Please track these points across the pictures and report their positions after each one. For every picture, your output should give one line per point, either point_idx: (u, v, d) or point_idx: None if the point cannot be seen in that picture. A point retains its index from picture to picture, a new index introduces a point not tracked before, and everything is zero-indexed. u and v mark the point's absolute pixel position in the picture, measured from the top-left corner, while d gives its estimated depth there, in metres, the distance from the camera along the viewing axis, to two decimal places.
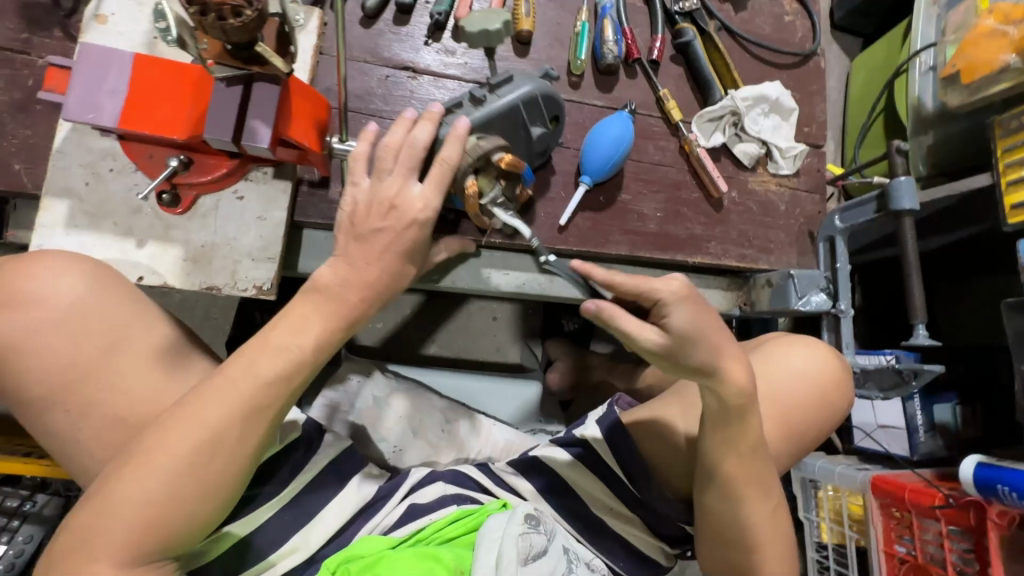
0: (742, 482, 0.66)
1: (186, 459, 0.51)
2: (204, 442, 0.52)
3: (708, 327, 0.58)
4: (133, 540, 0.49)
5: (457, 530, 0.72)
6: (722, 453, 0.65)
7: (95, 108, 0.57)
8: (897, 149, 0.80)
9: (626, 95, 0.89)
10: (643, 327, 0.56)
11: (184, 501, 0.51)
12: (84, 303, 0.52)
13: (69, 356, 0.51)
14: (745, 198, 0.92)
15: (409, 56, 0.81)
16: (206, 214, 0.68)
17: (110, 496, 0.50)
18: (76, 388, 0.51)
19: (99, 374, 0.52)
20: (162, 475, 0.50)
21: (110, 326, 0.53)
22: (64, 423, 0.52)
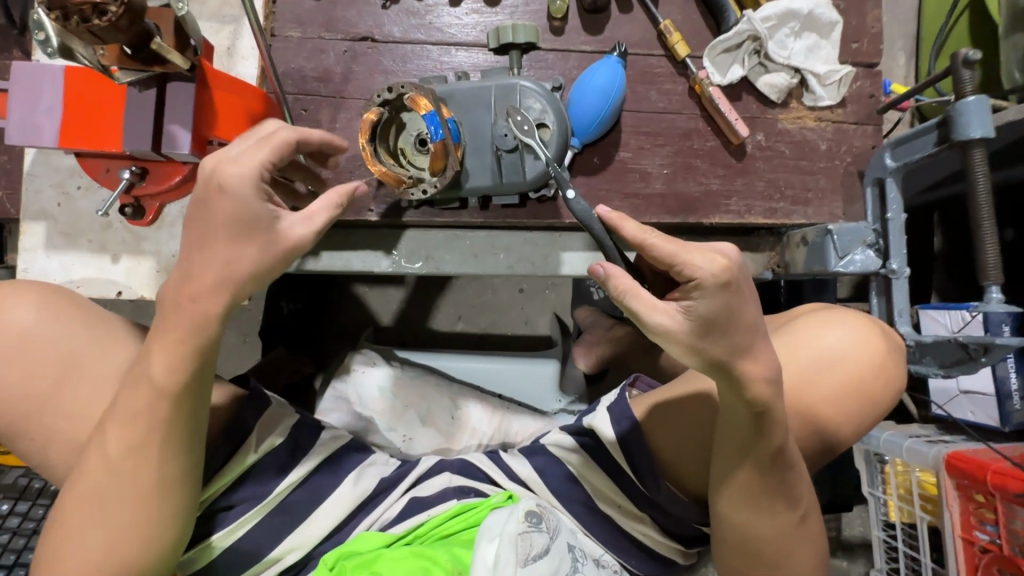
0: (758, 490, 0.58)
1: (118, 489, 0.50)
2: (131, 467, 0.50)
3: (742, 320, 0.48)
4: (95, 537, 0.50)
5: (456, 525, 0.69)
6: (733, 459, 0.58)
7: (35, 130, 0.56)
8: (965, 59, 0.66)
9: (621, 34, 0.76)
10: (657, 308, 0.47)
11: (131, 524, 0.51)
12: (34, 332, 0.54)
13: (23, 384, 0.53)
14: (774, 140, 0.77)
15: (367, 25, 0.73)
16: (172, 222, 0.68)
17: (60, 531, 0.50)
18: (36, 416, 0.53)
19: (59, 398, 0.54)
20: (101, 503, 0.50)
21: (62, 352, 0.54)
22: (36, 446, 0.54)
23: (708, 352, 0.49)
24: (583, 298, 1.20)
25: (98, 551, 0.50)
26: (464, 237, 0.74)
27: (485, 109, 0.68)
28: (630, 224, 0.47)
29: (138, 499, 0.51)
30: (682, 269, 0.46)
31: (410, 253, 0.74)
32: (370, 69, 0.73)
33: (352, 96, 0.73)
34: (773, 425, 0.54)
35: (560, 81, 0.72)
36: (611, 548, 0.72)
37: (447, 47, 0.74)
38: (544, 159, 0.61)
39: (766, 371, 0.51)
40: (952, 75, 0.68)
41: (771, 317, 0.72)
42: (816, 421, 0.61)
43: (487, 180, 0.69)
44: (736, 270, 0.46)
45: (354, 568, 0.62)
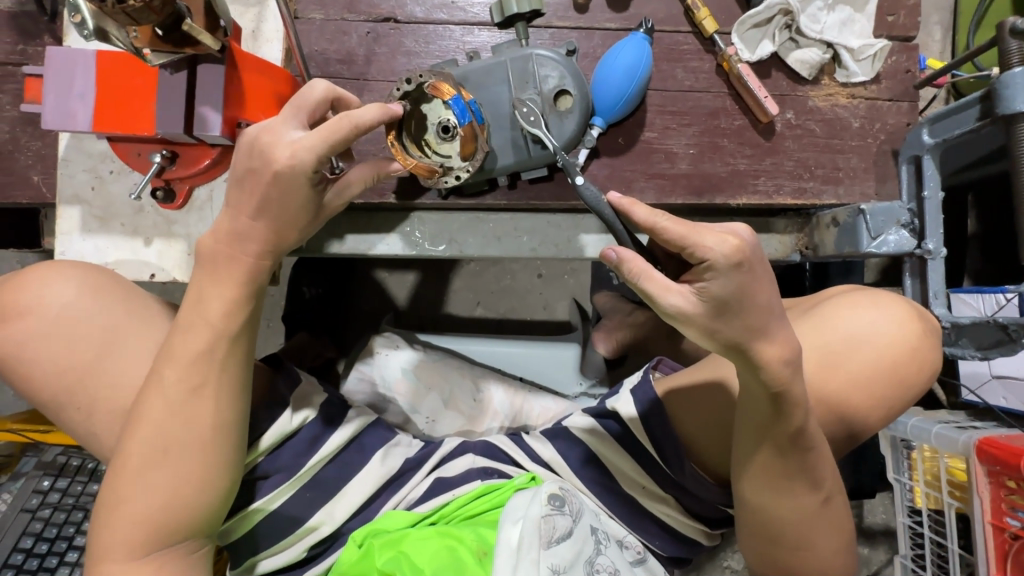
0: (783, 473, 0.58)
1: (172, 443, 0.52)
2: (174, 445, 0.52)
3: (756, 300, 0.47)
4: (151, 493, 0.52)
5: (481, 506, 0.70)
6: (756, 442, 0.58)
7: (70, 115, 0.57)
8: (1012, 28, 0.63)
9: (646, 11, 0.75)
10: (671, 289, 0.47)
11: (174, 501, 0.53)
12: (75, 308, 0.56)
13: (66, 356, 0.56)
14: (804, 118, 0.75)
15: (389, 5, 0.73)
16: (202, 206, 0.68)
17: (108, 507, 0.53)
18: (80, 387, 0.56)
19: (99, 374, 0.56)
20: (146, 480, 0.52)
21: (102, 327, 0.57)
22: (83, 418, 0.57)
23: (723, 333, 0.48)
24: (604, 282, 1.20)
25: (145, 526, 0.52)
26: (488, 219, 0.74)
27: (503, 85, 0.67)
28: (638, 207, 0.46)
29: (183, 476, 0.53)
30: (693, 251, 0.46)
31: (436, 233, 0.74)
32: (393, 50, 0.72)
33: (376, 78, 0.72)
34: (795, 407, 0.54)
35: (575, 47, 0.71)
36: (635, 529, 0.73)
37: (470, 27, 0.73)
38: (552, 148, 0.61)
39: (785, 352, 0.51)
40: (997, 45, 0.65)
41: (801, 300, 0.71)
42: (844, 404, 0.60)
43: (511, 157, 0.69)
44: (748, 250, 0.46)
45: (382, 546, 0.63)
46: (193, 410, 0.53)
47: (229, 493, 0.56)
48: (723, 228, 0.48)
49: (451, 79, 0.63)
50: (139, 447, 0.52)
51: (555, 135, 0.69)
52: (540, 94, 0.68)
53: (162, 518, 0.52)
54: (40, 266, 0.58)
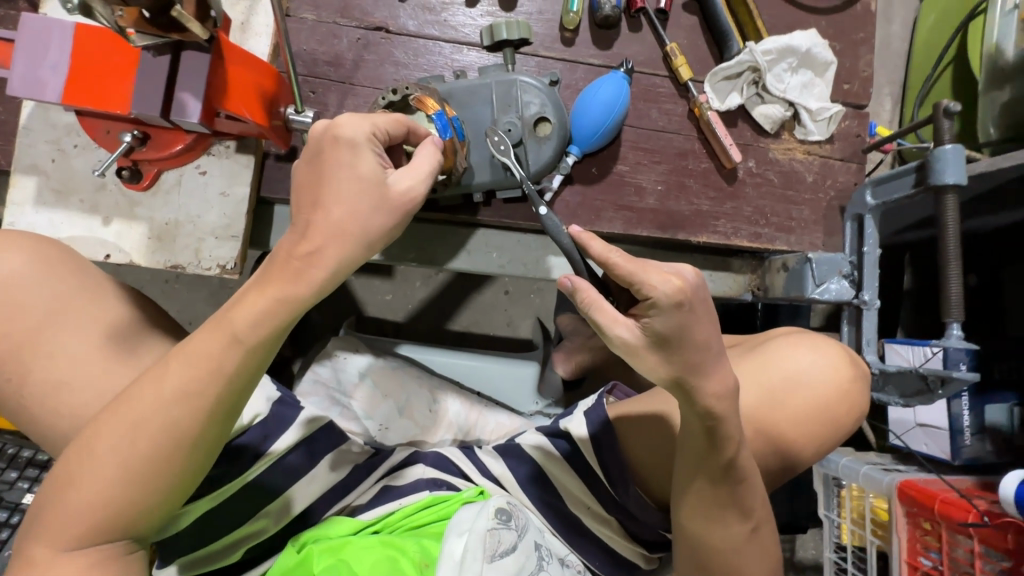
0: (716, 501, 0.60)
1: (143, 434, 0.51)
2: (149, 435, 0.51)
3: (696, 338, 0.50)
4: (106, 481, 0.50)
5: (428, 518, 0.73)
6: (688, 466, 0.60)
7: (39, 83, 0.55)
8: (944, 111, 0.69)
9: (629, 52, 0.79)
10: (619, 321, 0.49)
11: (130, 489, 0.51)
12: (17, 277, 0.55)
13: (3, 325, 0.54)
14: (764, 168, 0.81)
15: (382, 16, 0.74)
16: (169, 190, 0.67)
17: (66, 477, 0.51)
18: (14, 357, 0.54)
19: (32, 347, 0.54)
20: (111, 461, 0.50)
21: (44, 299, 0.55)
22: (9, 391, 0.55)
23: (660, 366, 0.51)
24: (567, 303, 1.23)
25: (93, 507, 0.51)
26: (460, 233, 0.77)
27: (485, 105, 0.70)
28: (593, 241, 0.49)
29: (145, 466, 0.51)
30: (640, 287, 0.48)
31: (405, 246, 0.76)
32: (382, 59, 0.74)
33: (362, 84, 0.73)
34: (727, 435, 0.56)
35: (557, 79, 0.74)
36: (578, 549, 0.74)
37: (459, 46, 0.75)
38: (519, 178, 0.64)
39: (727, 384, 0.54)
40: (931, 122, 0.72)
41: (750, 338, 0.75)
42: (781, 439, 0.64)
43: (488, 176, 0.70)
44: (689, 292, 0.48)
45: (322, 553, 0.65)
46: (150, 387, 0.51)
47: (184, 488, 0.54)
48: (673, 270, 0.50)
49: (437, 94, 0.65)
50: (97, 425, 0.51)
51: (533, 160, 0.71)
52: (520, 118, 0.70)
53: (113, 499, 0.51)
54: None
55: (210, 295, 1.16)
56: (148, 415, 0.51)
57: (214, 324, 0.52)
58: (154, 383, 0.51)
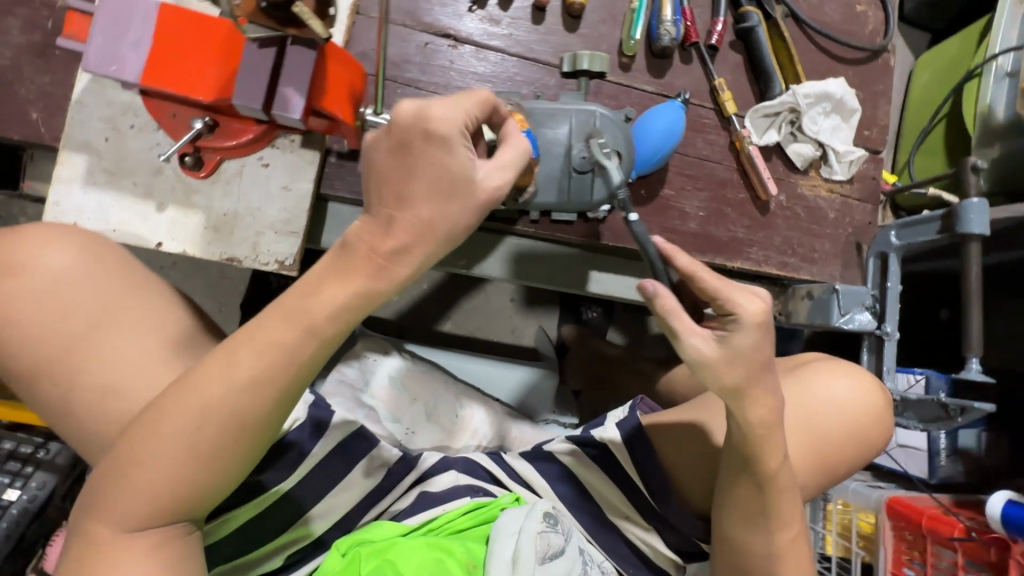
0: (760, 512, 0.64)
1: (208, 419, 0.48)
2: (213, 419, 0.48)
3: (764, 358, 0.54)
4: (167, 467, 0.48)
5: (469, 522, 0.75)
6: (733, 475, 0.64)
7: (118, 60, 0.53)
8: (972, 166, 0.77)
9: (679, 82, 0.83)
10: (695, 331, 0.52)
11: (193, 474, 0.49)
12: (68, 276, 0.52)
13: (54, 323, 0.51)
14: (793, 202, 0.87)
15: (450, 23, 0.75)
16: (229, 179, 0.65)
17: (124, 461, 0.49)
18: (62, 357, 0.51)
19: (82, 348, 0.51)
20: (173, 444, 0.48)
21: (96, 298, 0.52)
22: (53, 394, 0.51)
23: (729, 379, 0.54)
24: (573, 313, 1.28)
25: (155, 494, 0.49)
26: (512, 244, 0.79)
27: (563, 128, 0.68)
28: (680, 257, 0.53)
29: (210, 451, 0.49)
30: (724, 303, 0.52)
31: (458, 253, 0.77)
32: (446, 66, 0.74)
33: (427, 88, 0.74)
34: (766, 451, 0.60)
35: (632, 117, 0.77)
36: (612, 555, 0.77)
37: (522, 61, 0.77)
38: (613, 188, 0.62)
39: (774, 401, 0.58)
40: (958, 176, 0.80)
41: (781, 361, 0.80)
42: (823, 461, 0.69)
43: (554, 196, 0.70)
44: (769, 315, 0.53)
45: (370, 555, 0.65)
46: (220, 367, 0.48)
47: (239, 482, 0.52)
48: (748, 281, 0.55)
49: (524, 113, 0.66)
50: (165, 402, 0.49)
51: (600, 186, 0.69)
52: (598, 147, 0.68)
53: (178, 482, 0.49)
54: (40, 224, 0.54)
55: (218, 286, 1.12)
56: (220, 398, 0.48)
57: (282, 308, 0.49)
58: (227, 360, 0.48)
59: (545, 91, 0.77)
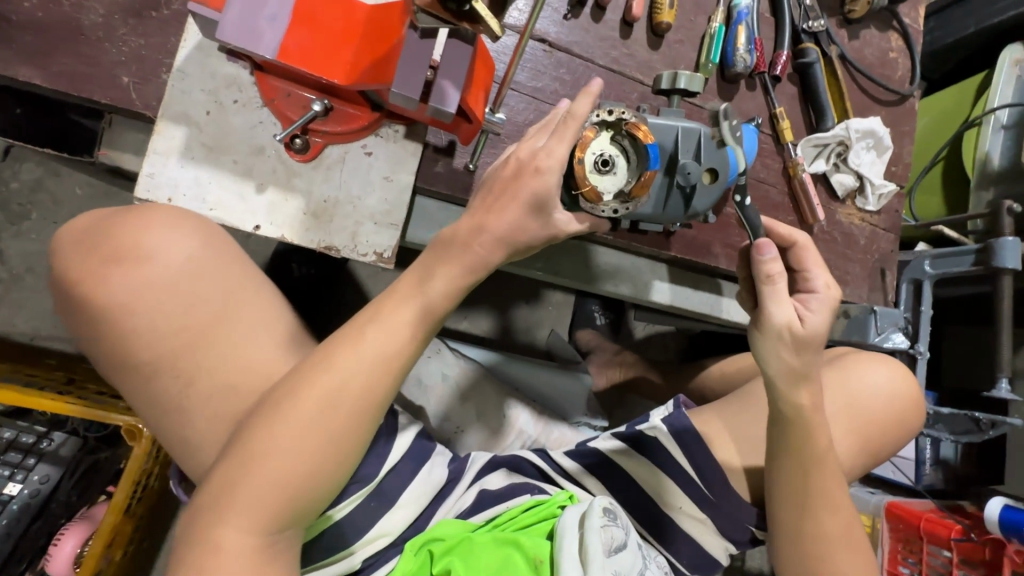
0: (828, 504, 0.66)
1: (337, 394, 0.53)
2: (344, 395, 0.53)
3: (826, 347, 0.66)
4: (301, 443, 0.52)
5: (531, 518, 0.72)
6: (800, 476, 0.66)
7: (254, 34, 0.51)
8: (1008, 210, 0.88)
9: (744, 107, 0.87)
10: (783, 302, 0.64)
11: (324, 450, 0.52)
12: (198, 261, 0.56)
13: (184, 314, 0.55)
14: (832, 228, 0.93)
15: (545, 28, 0.76)
16: (331, 165, 0.62)
17: (253, 446, 0.51)
18: (185, 353, 0.55)
19: (210, 341, 0.55)
20: (303, 424, 0.52)
21: (225, 286, 0.57)
22: (173, 388, 0.55)
23: (793, 360, 0.64)
24: (588, 320, 1.34)
25: (287, 472, 0.51)
26: (585, 250, 0.83)
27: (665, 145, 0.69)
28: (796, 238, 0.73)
29: (339, 427, 0.53)
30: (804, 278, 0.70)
31: (536, 256, 0.80)
32: (541, 71, 0.75)
33: (521, 89, 0.74)
34: (812, 434, 0.64)
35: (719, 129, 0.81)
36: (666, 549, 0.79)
37: (609, 73, 0.79)
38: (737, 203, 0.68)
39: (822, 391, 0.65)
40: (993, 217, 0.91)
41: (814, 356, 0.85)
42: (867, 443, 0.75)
43: (650, 208, 0.71)
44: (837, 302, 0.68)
45: (443, 553, 0.65)
46: (344, 356, 0.53)
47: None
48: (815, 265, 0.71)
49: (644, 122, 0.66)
50: (281, 400, 0.53)
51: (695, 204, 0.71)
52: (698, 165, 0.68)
53: (315, 459, 0.52)
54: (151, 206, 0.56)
55: None
56: (346, 381, 0.53)
57: (394, 296, 0.57)
58: (354, 347, 0.54)
59: (628, 103, 0.79)
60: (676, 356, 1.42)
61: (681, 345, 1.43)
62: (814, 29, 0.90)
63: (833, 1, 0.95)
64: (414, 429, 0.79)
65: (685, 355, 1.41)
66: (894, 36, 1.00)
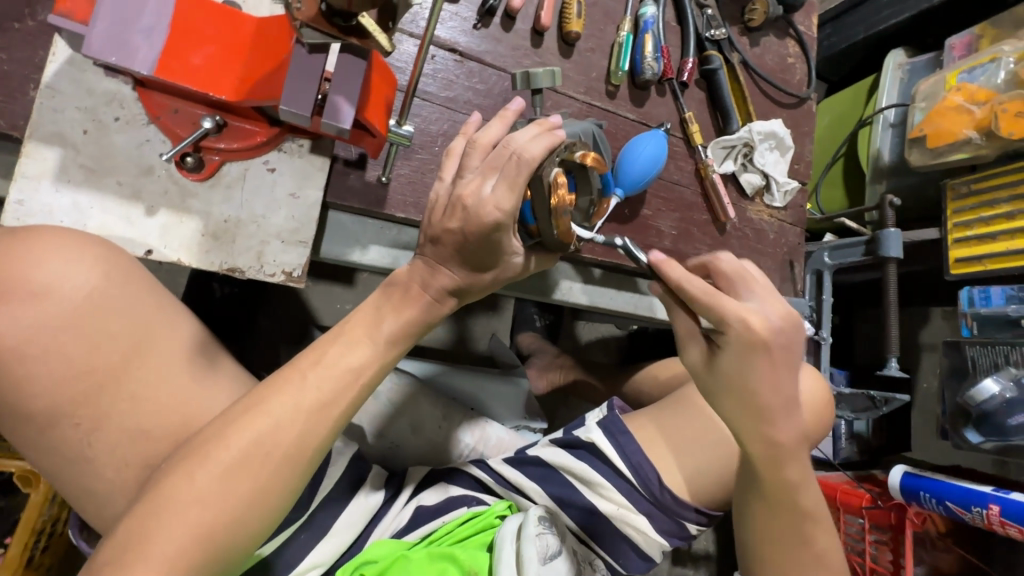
0: (778, 521, 0.65)
1: (276, 434, 0.50)
2: (276, 439, 0.50)
3: (755, 389, 0.57)
4: (224, 482, 0.48)
5: (468, 531, 0.73)
6: (748, 496, 0.66)
7: (126, 49, 0.48)
8: (890, 202, 0.97)
9: (656, 112, 0.91)
10: (691, 338, 0.60)
11: (258, 495, 0.49)
12: (100, 295, 0.52)
13: (87, 356, 0.51)
14: (744, 224, 0.99)
15: (455, 38, 0.75)
16: (231, 184, 0.60)
17: (164, 500, 0.47)
18: (93, 395, 0.51)
19: (117, 383, 0.52)
20: (229, 473, 0.48)
21: (133, 322, 0.53)
22: (75, 435, 0.51)
23: (732, 407, 0.59)
24: (527, 323, 1.35)
25: (204, 524, 0.47)
26: None
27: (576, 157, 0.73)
28: (722, 261, 0.61)
29: (270, 472, 0.50)
30: (716, 312, 0.56)
31: None
32: (452, 81, 0.75)
33: (433, 100, 0.73)
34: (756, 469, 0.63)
35: (603, 124, 0.83)
36: (602, 546, 0.80)
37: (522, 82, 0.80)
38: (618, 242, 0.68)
39: (772, 442, 0.60)
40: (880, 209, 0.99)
41: None
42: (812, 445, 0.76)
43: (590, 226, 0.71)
44: (760, 332, 0.55)
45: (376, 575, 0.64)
46: (284, 401, 0.50)
47: (292, 498, 0.52)
48: (753, 290, 0.58)
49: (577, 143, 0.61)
50: (210, 440, 0.49)
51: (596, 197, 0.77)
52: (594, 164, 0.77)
53: (243, 505, 0.49)
54: (43, 228, 0.51)
55: None
56: (278, 427, 0.50)
57: (346, 335, 0.55)
58: (293, 395, 0.51)
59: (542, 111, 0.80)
60: (617, 354, 1.47)
61: (622, 343, 1.47)
62: (717, 38, 0.95)
63: (734, 10, 1.01)
64: (350, 452, 0.77)
65: (625, 352, 1.46)
66: (791, 43, 1.07)
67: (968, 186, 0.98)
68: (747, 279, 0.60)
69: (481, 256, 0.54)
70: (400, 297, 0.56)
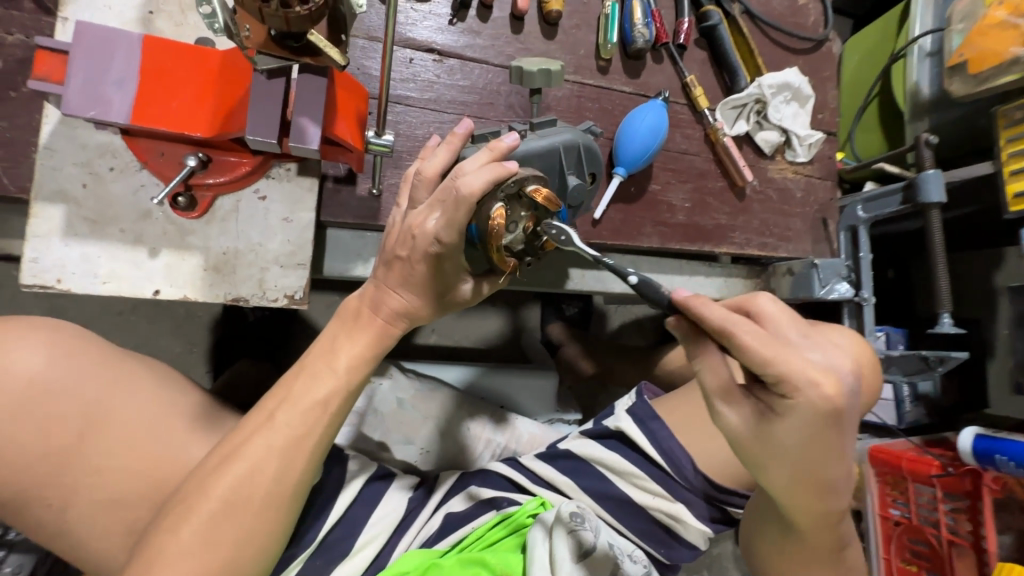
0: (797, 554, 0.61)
1: (267, 464, 0.52)
2: (263, 471, 0.52)
3: (803, 452, 0.45)
4: (214, 523, 0.50)
5: (500, 534, 0.72)
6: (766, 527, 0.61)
7: (102, 102, 0.49)
8: (925, 141, 0.86)
9: (654, 82, 0.86)
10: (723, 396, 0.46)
11: (253, 528, 0.51)
12: (43, 378, 0.55)
13: (42, 440, 0.54)
14: (765, 186, 0.92)
15: (432, 37, 0.74)
16: (225, 217, 0.61)
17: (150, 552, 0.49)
18: (56, 472, 0.55)
19: (76, 458, 0.55)
20: (209, 522, 0.50)
21: (80, 397, 0.56)
22: (48, 511, 0.56)
23: (772, 467, 0.47)
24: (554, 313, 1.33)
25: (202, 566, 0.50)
26: None
27: (554, 168, 0.68)
28: (761, 303, 0.46)
29: (254, 516, 0.51)
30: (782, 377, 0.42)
31: None
32: (433, 82, 0.74)
33: (417, 104, 0.73)
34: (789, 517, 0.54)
35: (596, 128, 0.75)
36: (643, 539, 0.77)
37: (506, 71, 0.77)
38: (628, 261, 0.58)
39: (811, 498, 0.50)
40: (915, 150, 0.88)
41: None
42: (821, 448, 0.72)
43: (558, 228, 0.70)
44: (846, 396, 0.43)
45: None
46: (256, 443, 0.52)
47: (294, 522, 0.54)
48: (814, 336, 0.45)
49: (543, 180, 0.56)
50: (188, 495, 0.51)
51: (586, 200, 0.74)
52: (583, 176, 0.70)
53: (236, 544, 0.51)
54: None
55: (186, 324, 1.08)
56: (263, 461, 0.52)
57: (306, 370, 0.56)
58: (262, 440, 0.52)
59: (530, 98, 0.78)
60: (653, 334, 1.42)
61: (657, 322, 1.43)
62: None
63: None
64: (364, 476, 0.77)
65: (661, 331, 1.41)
66: None
67: (1022, 111, 0.87)
68: (801, 321, 0.46)
69: (432, 283, 0.57)
70: (391, 319, 0.57)
